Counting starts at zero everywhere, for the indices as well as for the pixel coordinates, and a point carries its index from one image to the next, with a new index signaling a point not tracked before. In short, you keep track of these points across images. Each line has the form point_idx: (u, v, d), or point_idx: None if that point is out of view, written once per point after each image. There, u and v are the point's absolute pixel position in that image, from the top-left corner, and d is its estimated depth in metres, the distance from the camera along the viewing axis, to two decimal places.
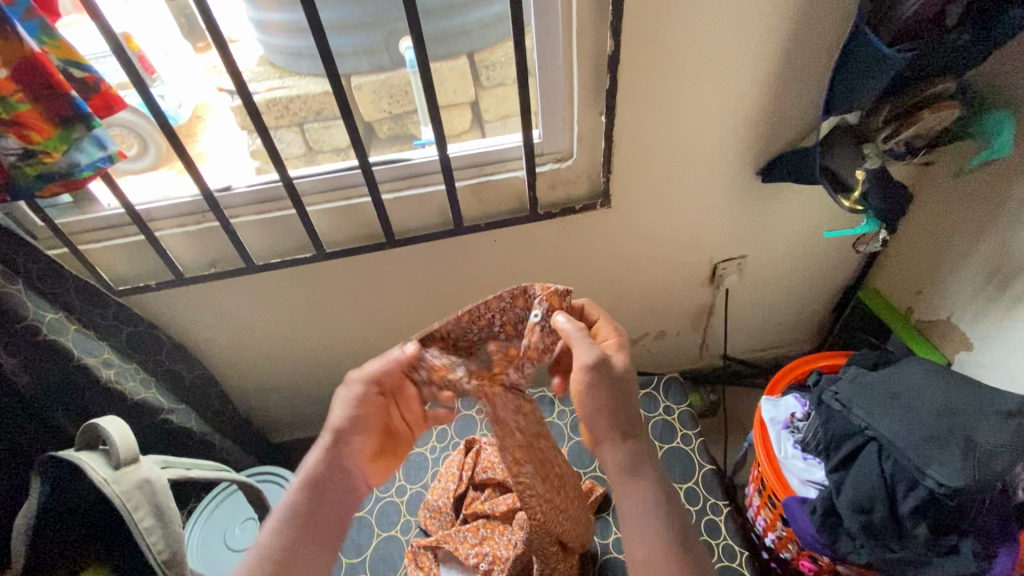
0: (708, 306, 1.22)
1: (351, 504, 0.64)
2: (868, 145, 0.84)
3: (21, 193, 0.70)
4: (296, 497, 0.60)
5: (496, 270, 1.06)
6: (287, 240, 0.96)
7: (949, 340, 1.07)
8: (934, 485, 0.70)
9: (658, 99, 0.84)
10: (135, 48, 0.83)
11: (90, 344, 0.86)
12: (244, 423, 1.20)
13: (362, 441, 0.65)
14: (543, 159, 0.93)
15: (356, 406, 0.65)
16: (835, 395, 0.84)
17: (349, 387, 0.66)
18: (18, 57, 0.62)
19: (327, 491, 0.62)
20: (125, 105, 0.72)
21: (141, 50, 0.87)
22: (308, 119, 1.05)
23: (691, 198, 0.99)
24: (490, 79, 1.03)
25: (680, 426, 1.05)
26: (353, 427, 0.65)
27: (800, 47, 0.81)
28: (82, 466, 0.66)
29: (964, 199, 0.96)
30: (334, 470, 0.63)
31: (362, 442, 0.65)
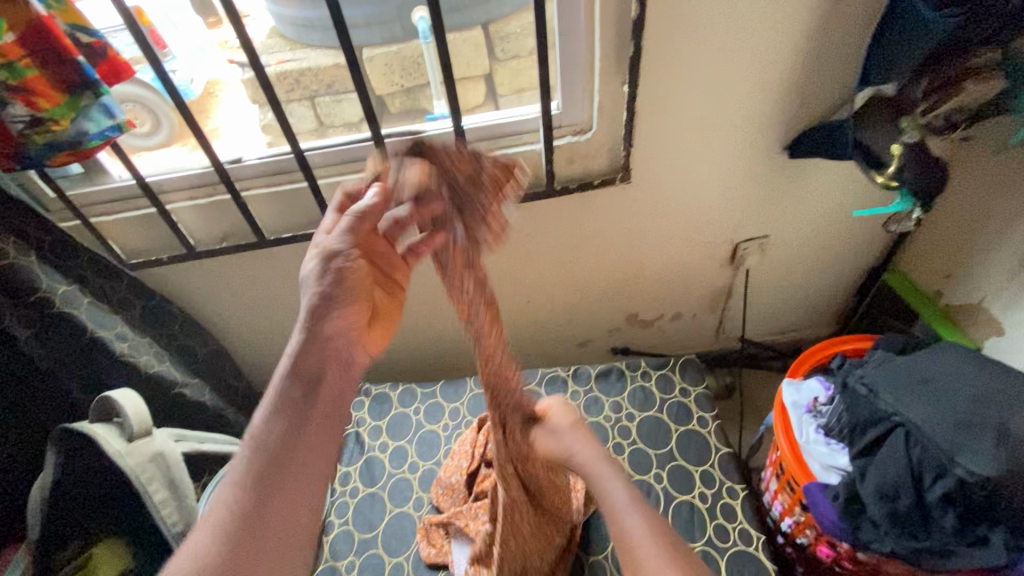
0: (727, 288, 1.19)
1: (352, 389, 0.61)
2: (905, 118, 0.77)
3: (30, 162, 0.69)
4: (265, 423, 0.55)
5: (511, 247, 1.04)
6: (299, 214, 0.94)
7: (979, 325, 1.03)
8: (964, 473, 0.68)
9: (684, 68, 0.80)
10: (146, 22, 0.78)
11: (103, 317, 0.85)
12: (257, 398, 1.20)
13: (347, 312, 0.62)
14: (561, 132, 0.90)
15: (334, 277, 0.61)
16: (862, 379, 0.82)
17: (330, 250, 0.62)
18: (25, 22, 0.61)
19: (309, 402, 0.57)
20: (132, 72, 0.69)
21: (151, 24, 0.81)
22: (320, 92, 1.01)
23: (714, 175, 0.96)
24: (506, 51, 0.99)
25: (696, 408, 1.03)
26: (338, 297, 0.61)
27: (836, 13, 0.77)
28: (96, 438, 0.66)
29: (1004, 177, 0.91)
30: (315, 364, 0.59)
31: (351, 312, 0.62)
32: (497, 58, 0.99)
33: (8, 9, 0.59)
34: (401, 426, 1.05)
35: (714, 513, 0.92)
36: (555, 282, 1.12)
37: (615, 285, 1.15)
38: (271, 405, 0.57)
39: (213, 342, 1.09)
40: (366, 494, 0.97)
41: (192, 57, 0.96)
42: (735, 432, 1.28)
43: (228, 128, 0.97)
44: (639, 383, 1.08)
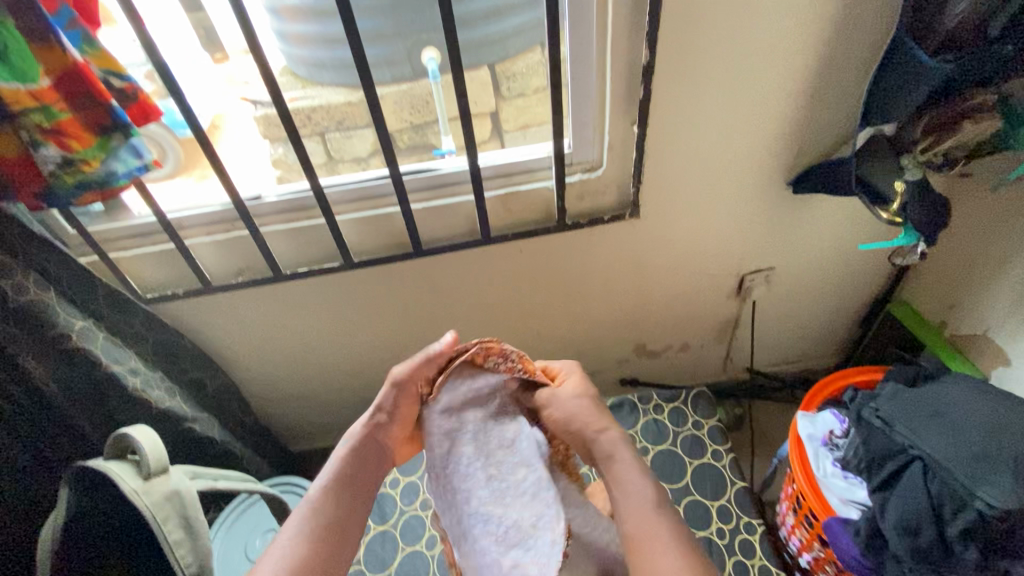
0: (733, 319, 1.21)
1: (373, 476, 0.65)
2: (906, 156, 0.81)
3: (58, 202, 0.70)
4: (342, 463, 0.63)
5: (521, 281, 1.05)
6: (315, 249, 0.95)
7: (987, 355, 1.04)
8: (984, 507, 0.68)
9: (691, 109, 0.83)
10: None
11: (117, 352, 0.85)
12: (264, 432, 1.19)
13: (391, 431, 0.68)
14: (572, 169, 0.92)
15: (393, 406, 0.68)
16: (876, 411, 0.82)
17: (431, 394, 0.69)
18: (61, 66, 0.62)
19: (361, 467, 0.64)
20: (160, 113, 0.72)
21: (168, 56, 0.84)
22: (331, 128, 1.06)
23: (720, 210, 0.98)
24: (511, 90, 1.03)
25: (710, 441, 1.04)
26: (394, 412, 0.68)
27: (835, 58, 0.80)
28: (112, 476, 0.65)
29: (1004, 211, 0.94)
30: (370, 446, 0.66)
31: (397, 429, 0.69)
32: (503, 97, 1.03)
33: (44, 51, 0.61)
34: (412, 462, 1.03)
35: (733, 549, 0.93)
36: (565, 315, 1.13)
37: (623, 317, 1.16)
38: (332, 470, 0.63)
39: (222, 376, 1.09)
40: (377, 532, 0.96)
41: (198, 92, 0.97)
42: (747, 465, 1.27)
43: (230, 159, 0.99)
44: (651, 416, 1.08)
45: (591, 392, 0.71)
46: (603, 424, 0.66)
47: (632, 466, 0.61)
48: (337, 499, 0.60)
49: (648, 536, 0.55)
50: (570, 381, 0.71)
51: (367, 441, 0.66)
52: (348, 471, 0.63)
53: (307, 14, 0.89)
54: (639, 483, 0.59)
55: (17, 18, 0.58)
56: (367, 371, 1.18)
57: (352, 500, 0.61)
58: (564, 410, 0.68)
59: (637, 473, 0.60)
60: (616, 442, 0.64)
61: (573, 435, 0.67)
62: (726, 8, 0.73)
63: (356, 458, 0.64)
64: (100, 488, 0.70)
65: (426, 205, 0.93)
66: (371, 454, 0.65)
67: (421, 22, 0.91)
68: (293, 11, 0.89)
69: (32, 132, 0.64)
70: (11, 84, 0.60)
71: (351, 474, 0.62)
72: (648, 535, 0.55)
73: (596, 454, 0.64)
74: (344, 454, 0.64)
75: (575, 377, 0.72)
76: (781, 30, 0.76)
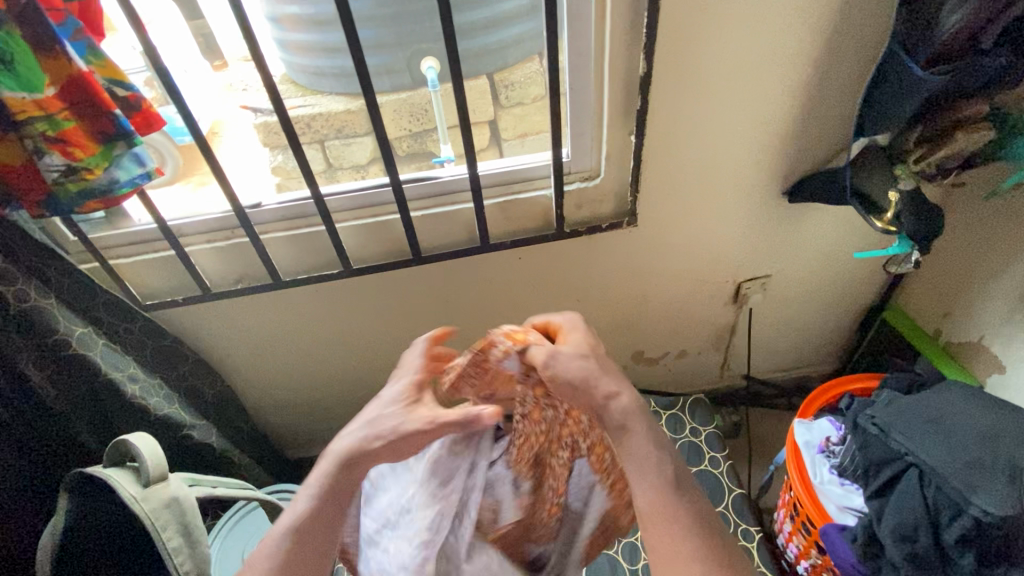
0: (731, 326, 1.21)
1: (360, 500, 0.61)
2: (898, 165, 0.83)
3: (58, 210, 0.70)
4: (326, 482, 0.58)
5: (519, 289, 1.06)
6: (316, 255, 0.96)
7: (981, 362, 1.05)
8: (979, 514, 0.69)
9: (687, 118, 0.84)
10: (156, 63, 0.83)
11: (117, 359, 0.85)
12: (261, 440, 1.19)
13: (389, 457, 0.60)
14: (570, 178, 0.93)
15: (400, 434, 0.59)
16: (872, 418, 0.82)
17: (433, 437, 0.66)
18: (66, 75, 0.63)
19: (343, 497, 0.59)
20: (163, 121, 0.73)
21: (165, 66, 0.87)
22: (330, 136, 1.07)
23: (717, 218, 0.99)
24: (509, 99, 1.04)
25: (707, 448, 1.04)
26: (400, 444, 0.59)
27: (830, 69, 0.82)
28: (111, 483, 0.66)
29: (997, 220, 0.95)
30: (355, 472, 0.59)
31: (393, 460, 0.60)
32: (501, 106, 1.05)
33: (50, 62, 0.62)
34: None
35: None
36: None
37: (621, 324, 1.16)
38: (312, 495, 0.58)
39: (221, 383, 1.09)
40: None
41: (200, 97, 0.97)
42: (744, 472, 1.27)
43: (231, 167, 0.99)
44: None
45: (595, 347, 0.63)
46: (615, 386, 0.58)
47: (647, 452, 0.54)
48: (310, 535, 0.56)
49: (658, 517, 0.51)
50: (572, 337, 0.64)
51: (348, 471, 0.59)
52: (325, 508, 0.58)
53: (307, 23, 0.90)
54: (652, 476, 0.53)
55: (24, 29, 0.59)
56: (365, 378, 1.19)
57: (327, 535, 0.57)
58: (565, 371, 0.59)
59: (651, 459, 0.54)
60: (627, 411, 0.56)
61: (576, 399, 0.59)
62: (722, 20, 0.74)
63: (334, 491, 0.58)
64: (99, 495, 0.71)
65: (426, 212, 0.93)
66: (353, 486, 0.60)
67: (420, 31, 0.92)
68: (295, 20, 0.90)
69: (38, 140, 0.65)
70: (17, 93, 0.61)
71: (328, 509, 0.58)
72: (670, 544, 0.50)
73: (607, 425, 0.57)
74: (328, 480, 0.58)
75: (577, 331, 0.65)
76: (777, 41, 0.78)
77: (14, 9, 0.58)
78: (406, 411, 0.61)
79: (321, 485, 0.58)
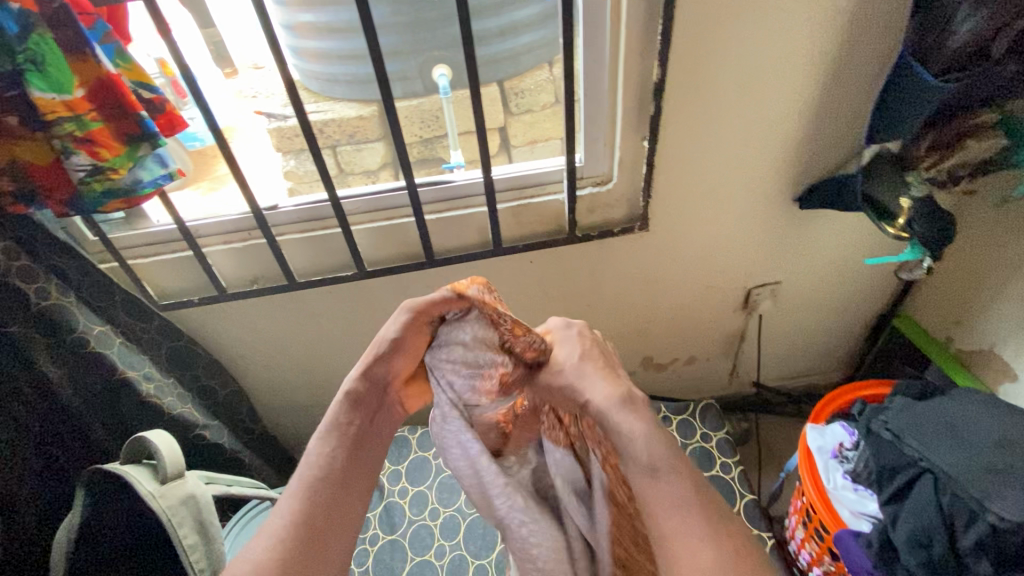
0: (740, 333, 1.22)
1: (384, 424, 0.61)
2: (909, 172, 0.84)
3: (83, 209, 0.71)
4: (340, 409, 0.58)
5: (531, 293, 1.07)
6: (330, 257, 0.97)
7: (993, 370, 1.05)
8: (995, 520, 0.68)
9: (699, 125, 0.85)
10: (170, 73, 0.89)
11: (132, 357, 0.85)
12: (271, 441, 1.20)
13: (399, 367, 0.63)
14: (582, 183, 0.94)
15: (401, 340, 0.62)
16: (885, 424, 0.83)
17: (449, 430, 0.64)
18: (94, 77, 0.64)
19: (364, 419, 0.59)
20: (186, 124, 0.75)
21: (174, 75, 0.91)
22: (342, 141, 1.09)
23: (729, 224, 1.00)
24: (520, 106, 1.05)
25: (718, 454, 1.05)
26: (399, 349, 0.62)
27: (841, 77, 0.83)
28: (129, 479, 0.66)
29: (1007, 228, 0.95)
30: (372, 387, 0.61)
31: (404, 364, 0.63)
32: (511, 113, 1.06)
33: (80, 64, 0.63)
34: (421, 471, 1.04)
35: None
36: None
37: (631, 330, 1.17)
38: (324, 430, 0.57)
39: (233, 384, 1.10)
40: (386, 541, 0.96)
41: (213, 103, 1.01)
42: (754, 478, 1.27)
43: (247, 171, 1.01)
44: None
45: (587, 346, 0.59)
46: (592, 383, 0.53)
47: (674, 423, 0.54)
48: (346, 449, 0.56)
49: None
50: (564, 349, 0.59)
51: (368, 386, 0.60)
52: (351, 422, 0.58)
53: (321, 30, 0.92)
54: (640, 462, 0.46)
55: (57, 31, 0.61)
56: None
57: (359, 448, 0.57)
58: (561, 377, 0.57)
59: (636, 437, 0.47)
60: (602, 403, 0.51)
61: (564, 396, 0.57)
62: (735, 29, 0.76)
63: (357, 407, 0.59)
64: (114, 491, 0.71)
65: (439, 216, 0.94)
66: (376, 405, 0.60)
67: (434, 40, 0.94)
68: (306, 27, 0.92)
69: (66, 140, 0.66)
70: (48, 95, 0.62)
71: (355, 421, 0.58)
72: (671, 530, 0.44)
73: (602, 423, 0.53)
74: (340, 407, 0.58)
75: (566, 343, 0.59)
76: (790, 49, 0.79)
77: (48, 12, 0.60)
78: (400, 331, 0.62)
79: (344, 402, 0.59)
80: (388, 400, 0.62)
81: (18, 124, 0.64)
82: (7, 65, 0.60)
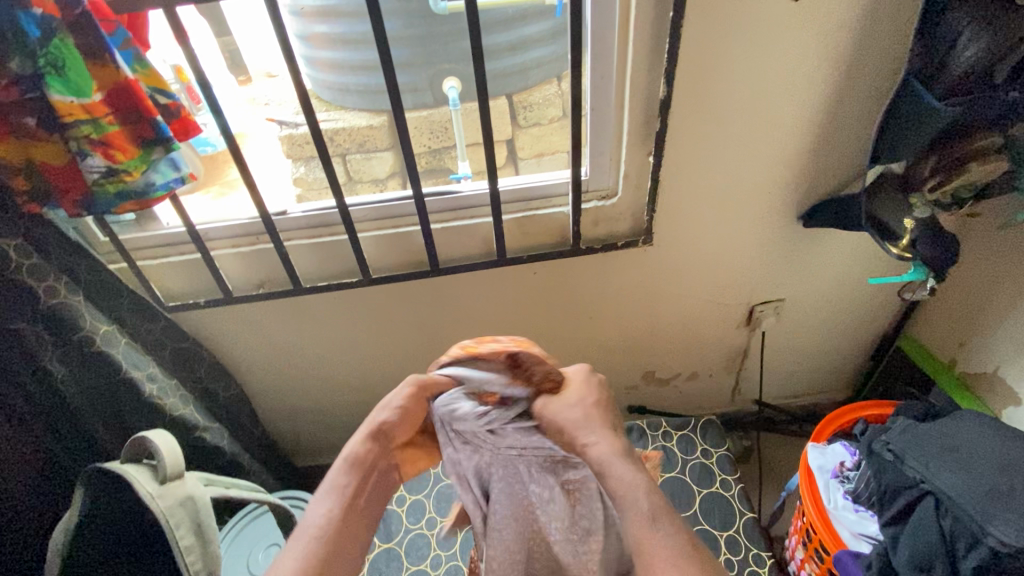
0: (743, 349, 1.21)
1: (385, 484, 0.60)
2: (914, 194, 0.84)
3: (96, 209, 0.73)
4: (342, 473, 0.57)
5: (534, 304, 1.07)
6: (336, 264, 0.98)
7: (997, 395, 1.04)
8: (996, 544, 0.67)
9: (704, 142, 0.86)
10: (185, 80, 0.90)
11: (137, 358, 0.86)
12: (270, 445, 1.20)
13: (399, 433, 0.62)
14: (588, 197, 0.95)
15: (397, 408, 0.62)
16: (887, 445, 0.83)
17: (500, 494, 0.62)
18: (112, 82, 0.66)
19: (369, 479, 0.58)
20: (201, 130, 0.76)
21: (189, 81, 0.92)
22: (351, 150, 1.11)
23: (733, 240, 1.00)
24: (527, 120, 1.07)
25: (719, 471, 1.04)
26: (396, 421, 0.62)
27: (847, 96, 0.83)
28: (129, 479, 0.66)
29: (1012, 251, 0.95)
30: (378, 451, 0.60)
31: (400, 432, 0.62)
32: (520, 126, 1.07)
33: (100, 70, 0.65)
34: (419, 480, 1.04)
35: None
36: (574, 340, 1.14)
37: (633, 343, 1.17)
38: (327, 493, 0.56)
39: (235, 387, 1.10)
40: (382, 550, 0.96)
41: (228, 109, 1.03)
42: (755, 497, 1.26)
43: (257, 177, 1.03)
44: (660, 442, 1.09)
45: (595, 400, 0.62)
46: (594, 434, 0.57)
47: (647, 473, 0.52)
48: (343, 512, 0.55)
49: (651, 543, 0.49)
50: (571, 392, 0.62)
51: (371, 448, 0.60)
52: (353, 485, 0.57)
53: (335, 41, 0.93)
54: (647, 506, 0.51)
55: (78, 37, 0.62)
56: (376, 387, 1.19)
57: (360, 507, 0.57)
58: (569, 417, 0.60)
59: (638, 488, 0.52)
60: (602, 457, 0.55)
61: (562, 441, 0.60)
62: (741, 48, 0.77)
63: (360, 473, 0.58)
64: (113, 492, 0.72)
65: (444, 226, 0.95)
66: (376, 467, 0.60)
67: (444, 53, 0.96)
68: (321, 38, 0.93)
69: (81, 142, 0.67)
70: (66, 98, 0.63)
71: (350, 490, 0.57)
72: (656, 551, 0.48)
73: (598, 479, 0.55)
74: (341, 471, 0.57)
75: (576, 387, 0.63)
76: (797, 67, 0.79)
77: (69, 19, 0.62)
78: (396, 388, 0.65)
79: (340, 476, 0.57)
80: (388, 462, 0.61)
81: (36, 126, 0.65)
82: (28, 69, 0.61)
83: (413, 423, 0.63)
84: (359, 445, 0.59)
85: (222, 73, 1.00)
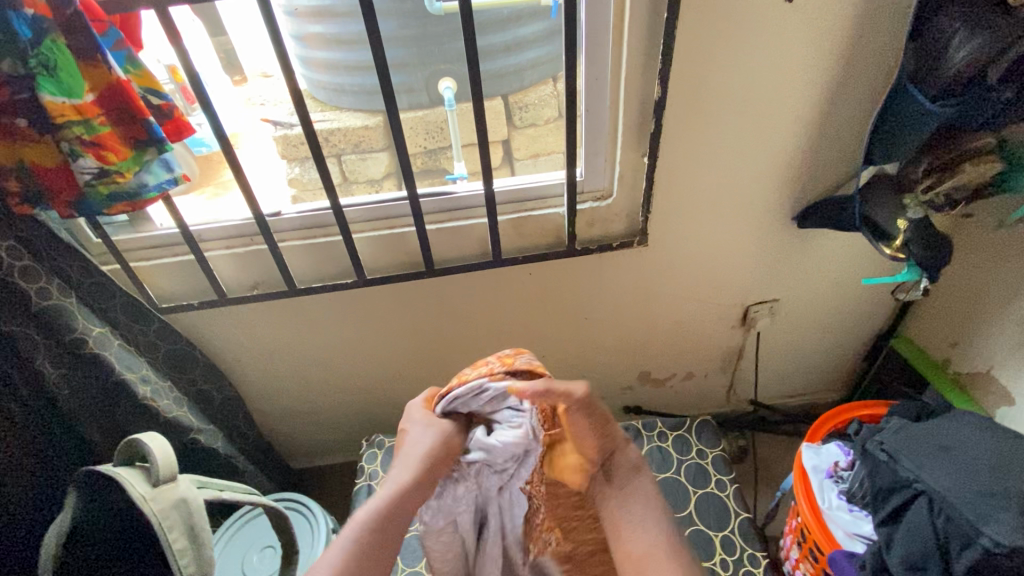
0: (738, 349, 1.22)
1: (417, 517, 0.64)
2: (908, 195, 0.85)
3: (86, 210, 0.72)
4: (388, 503, 0.61)
5: (529, 305, 1.07)
6: (331, 265, 0.97)
7: (990, 394, 1.05)
8: (990, 544, 0.68)
9: (698, 143, 0.86)
10: (180, 80, 0.90)
11: (131, 360, 0.86)
12: (265, 447, 1.19)
13: (438, 474, 0.66)
14: (583, 197, 0.95)
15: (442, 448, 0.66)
16: (880, 444, 0.83)
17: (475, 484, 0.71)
18: (104, 83, 0.65)
19: (408, 510, 0.62)
20: (193, 131, 0.75)
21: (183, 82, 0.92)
22: (347, 150, 1.10)
23: (728, 241, 1.00)
24: (523, 120, 1.06)
25: (714, 471, 1.05)
26: (438, 463, 0.65)
27: (840, 98, 0.84)
28: (122, 481, 0.66)
29: (1004, 251, 0.96)
30: (421, 488, 0.63)
31: (440, 472, 0.66)
32: (515, 126, 1.07)
33: (91, 70, 0.64)
34: None
35: None
36: (571, 340, 1.14)
37: (628, 344, 1.17)
38: (371, 517, 0.59)
39: (229, 388, 1.10)
40: None
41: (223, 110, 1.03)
42: (750, 497, 1.26)
43: (251, 178, 1.02)
44: (655, 442, 1.09)
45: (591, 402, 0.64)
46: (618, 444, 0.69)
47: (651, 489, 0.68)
48: (382, 539, 0.58)
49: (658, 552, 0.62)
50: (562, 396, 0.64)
51: (415, 483, 0.63)
52: (393, 514, 0.60)
53: (330, 42, 0.93)
54: (652, 518, 0.65)
55: (69, 38, 0.62)
56: (371, 388, 1.19)
57: (396, 533, 0.60)
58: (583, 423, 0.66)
59: (651, 502, 0.67)
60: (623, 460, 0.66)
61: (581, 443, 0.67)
62: (735, 49, 0.77)
63: (403, 504, 0.61)
64: (106, 495, 0.71)
65: (440, 226, 0.95)
66: (415, 501, 0.63)
67: (440, 53, 0.96)
68: (317, 38, 0.93)
69: (72, 144, 0.66)
70: (58, 98, 0.63)
71: (393, 522, 0.60)
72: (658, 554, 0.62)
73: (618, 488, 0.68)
74: (388, 500, 0.61)
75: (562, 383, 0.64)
76: (791, 67, 0.80)
77: (61, 19, 0.61)
78: (430, 423, 0.68)
79: (387, 504, 0.61)
80: (424, 497, 0.65)
81: (28, 127, 0.65)
82: (20, 70, 0.62)
83: (449, 465, 0.67)
84: (406, 479, 0.63)
85: (216, 74, 0.99)
